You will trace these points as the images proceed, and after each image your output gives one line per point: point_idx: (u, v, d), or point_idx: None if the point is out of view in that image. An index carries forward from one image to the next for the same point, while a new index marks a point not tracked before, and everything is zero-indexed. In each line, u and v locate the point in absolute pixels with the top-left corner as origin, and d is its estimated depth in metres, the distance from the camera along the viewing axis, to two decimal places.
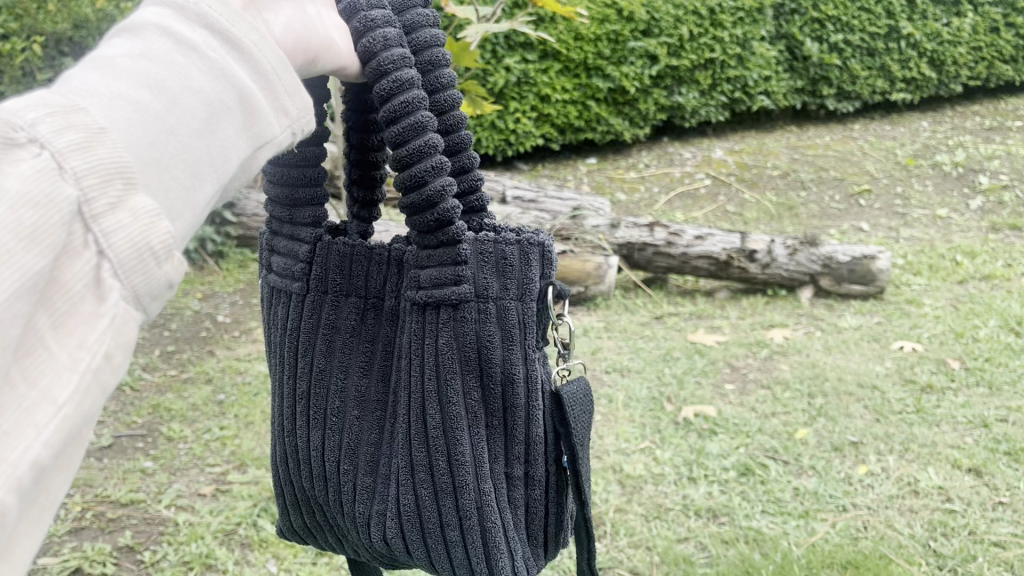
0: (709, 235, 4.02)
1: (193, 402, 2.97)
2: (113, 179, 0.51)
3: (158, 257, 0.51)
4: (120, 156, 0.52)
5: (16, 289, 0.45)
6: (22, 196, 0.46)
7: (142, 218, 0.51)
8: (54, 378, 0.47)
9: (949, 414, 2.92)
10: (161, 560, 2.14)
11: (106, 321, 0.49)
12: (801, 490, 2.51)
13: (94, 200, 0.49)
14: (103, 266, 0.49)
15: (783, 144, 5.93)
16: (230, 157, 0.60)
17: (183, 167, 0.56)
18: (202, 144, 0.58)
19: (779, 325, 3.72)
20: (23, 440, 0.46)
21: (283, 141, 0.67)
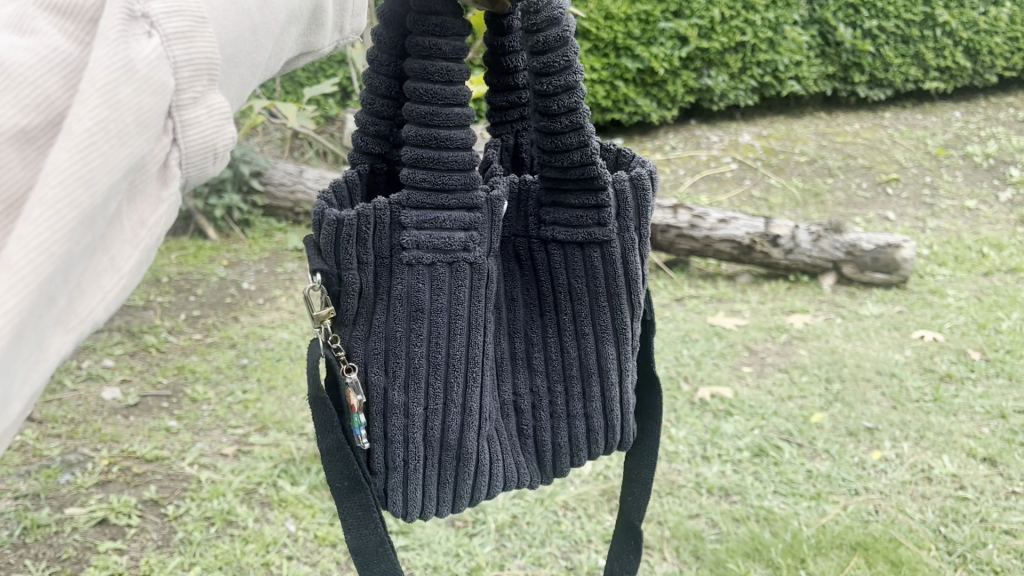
0: (733, 218, 4.02)
1: (217, 365, 3.03)
2: (201, 75, 0.59)
3: (217, 156, 0.62)
4: (210, 51, 0.59)
5: (124, 169, 0.54)
6: (146, 80, 0.54)
7: (214, 119, 0.60)
8: (120, 249, 0.57)
9: (967, 404, 2.92)
10: (184, 514, 2.20)
11: (165, 205, 0.59)
12: (814, 472, 2.53)
13: (184, 90, 0.58)
14: (173, 155, 0.59)
15: (811, 130, 5.88)
16: (286, 53, 0.75)
17: (249, 68, 0.68)
18: (271, 44, 0.70)
19: (800, 311, 3.72)
20: (93, 300, 0.56)
21: (326, 50, 0.84)
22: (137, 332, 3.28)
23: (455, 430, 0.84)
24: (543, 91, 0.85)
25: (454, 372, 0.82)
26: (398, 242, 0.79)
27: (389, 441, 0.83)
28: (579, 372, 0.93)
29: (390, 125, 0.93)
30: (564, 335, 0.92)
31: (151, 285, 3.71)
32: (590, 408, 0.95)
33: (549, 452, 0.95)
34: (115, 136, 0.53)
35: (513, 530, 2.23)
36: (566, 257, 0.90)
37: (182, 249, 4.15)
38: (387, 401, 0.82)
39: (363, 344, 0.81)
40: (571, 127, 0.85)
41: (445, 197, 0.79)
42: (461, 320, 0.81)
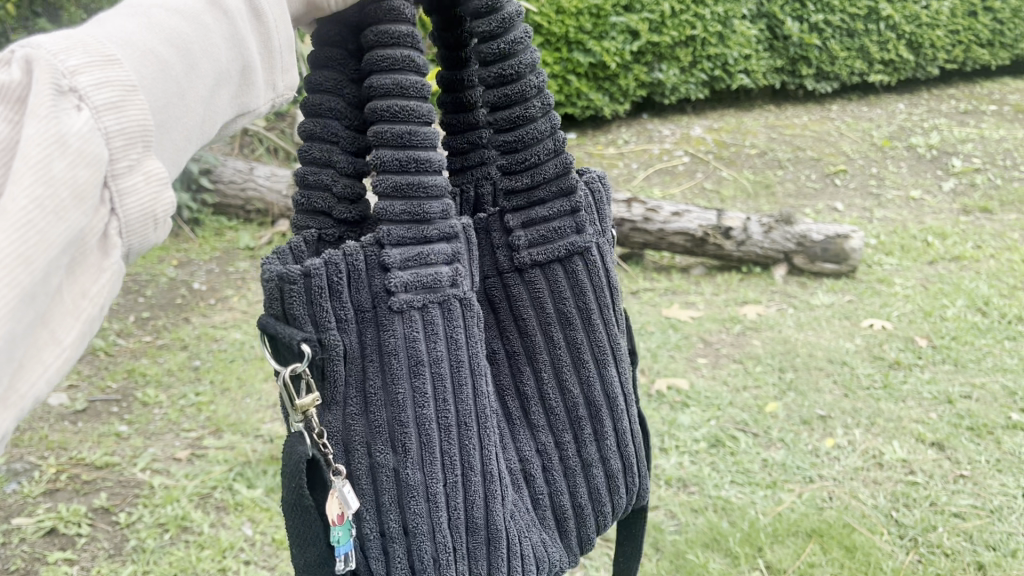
0: (686, 212, 4.06)
1: (169, 367, 2.97)
2: (136, 142, 0.59)
3: (158, 223, 0.61)
4: (143, 118, 0.60)
5: (63, 243, 0.53)
6: (80, 153, 0.55)
7: (151, 186, 0.60)
8: (60, 325, 0.55)
9: (915, 390, 2.99)
10: (136, 522, 2.15)
11: (106, 275, 0.58)
12: (770, 461, 2.56)
13: (118, 160, 0.58)
14: (112, 225, 0.58)
15: (761, 123, 5.96)
16: (216, 120, 0.71)
17: (180, 134, 0.66)
18: (198, 110, 0.68)
19: (753, 302, 3.77)
20: (34, 373, 0.54)
21: (263, 111, 0.78)
22: None
23: (478, 504, 0.84)
24: (492, 85, 0.92)
25: (468, 432, 0.83)
26: (380, 292, 0.79)
27: (413, 533, 0.82)
28: (586, 411, 0.97)
29: (337, 175, 0.86)
30: (564, 379, 0.96)
31: None
32: (602, 451, 0.98)
33: (567, 515, 0.97)
34: (50, 211, 0.53)
35: None
36: (548, 286, 0.94)
37: None
38: (400, 480, 0.82)
39: (361, 421, 0.81)
40: (540, 109, 0.93)
41: (426, 231, 0.81)
42: (464, 377, 0.83)
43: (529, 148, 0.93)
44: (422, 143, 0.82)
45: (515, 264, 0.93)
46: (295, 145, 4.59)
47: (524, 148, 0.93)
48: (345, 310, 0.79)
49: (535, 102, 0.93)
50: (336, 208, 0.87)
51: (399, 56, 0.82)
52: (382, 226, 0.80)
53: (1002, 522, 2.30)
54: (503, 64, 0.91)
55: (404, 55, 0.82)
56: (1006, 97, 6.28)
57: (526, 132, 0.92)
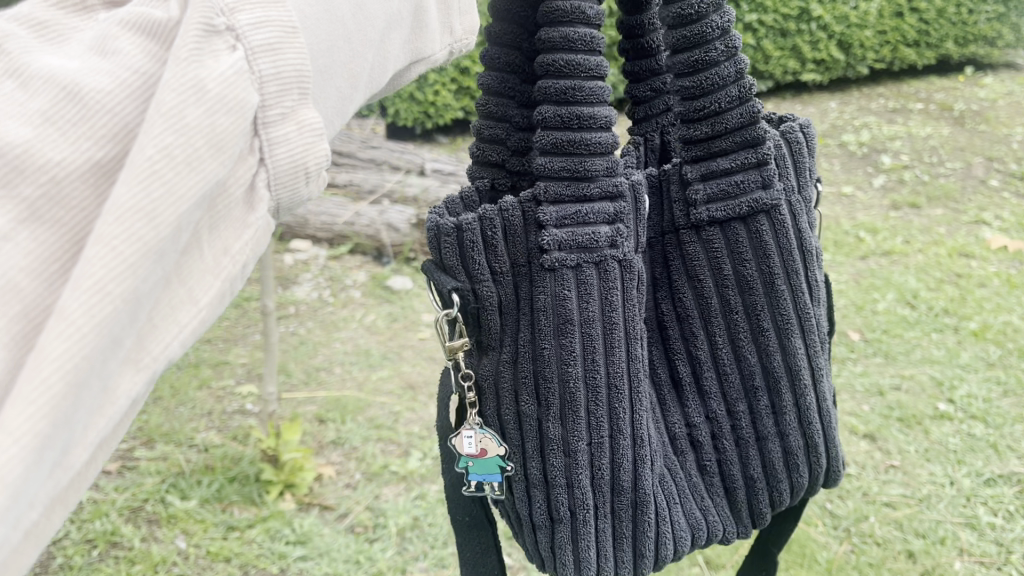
0: None
1: None
2: (291, 88, 0.58)
3: (309, 175, 0.60)
4: (302, 62, 0.58)
5: (200, 194, 0.52)
6: (217, 99, 0.53)
7: (305, 137, 0.59)
8: (198, 280, 0.55)
9: (848, 382, 3.06)
10: (63, 538, 2.08)
11: (249, 231, 0.58)
12: None
13: (270, 106, 0.57)
14: (260, 175, 0.57)
15: None
16: (388, 65, 0.73)
17: (346, 77, 0.67)
18: (369, 54, 0.69)
19: None
20: (168, 334, 0.54)
21: (440, 56, 0.83)
22: None
23: (626, 467, 0.84)
24: (674, 28, 0.87)
25: (616, 396, 0.82)
26: (533, 248, 0.81)
27: (553, 483, 0.84)
28: (764, 382, 0.92)
29: (511, 130, 0.93)
30: (739, 347, 0.91)
31: None
32: (779, 425, 0.93)
33: (736, 486, 0.95)
34: (186, 161, 0.51)
35: (415, 532, 2.21)
36: (726, 247, 0.89)
37: None
38: (543, 434, 0.84)
39: (512, 370, 0.84)
40: (724, 54, 0.86)
41: (589, 190, 0.80)
42: (617, 344, 0.82)
43: (711, 94, 0.86)
44: (588, 99, 0.81)
45: (691, 221, 0.89)
46: None
47: (709, 93, 0.86)
48: (500, 263, 0.81)
49: (716, 45, 0.85)
50: (508, 160, 0.94)
51: (570, 9, 0.81)
52: (541, 181, 0.80)
53: (931, 510, 2.36)
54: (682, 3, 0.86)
55: (572, 9, 0.81)
56: (932, 96, 6.45)
57: (700, 79, 0.86)
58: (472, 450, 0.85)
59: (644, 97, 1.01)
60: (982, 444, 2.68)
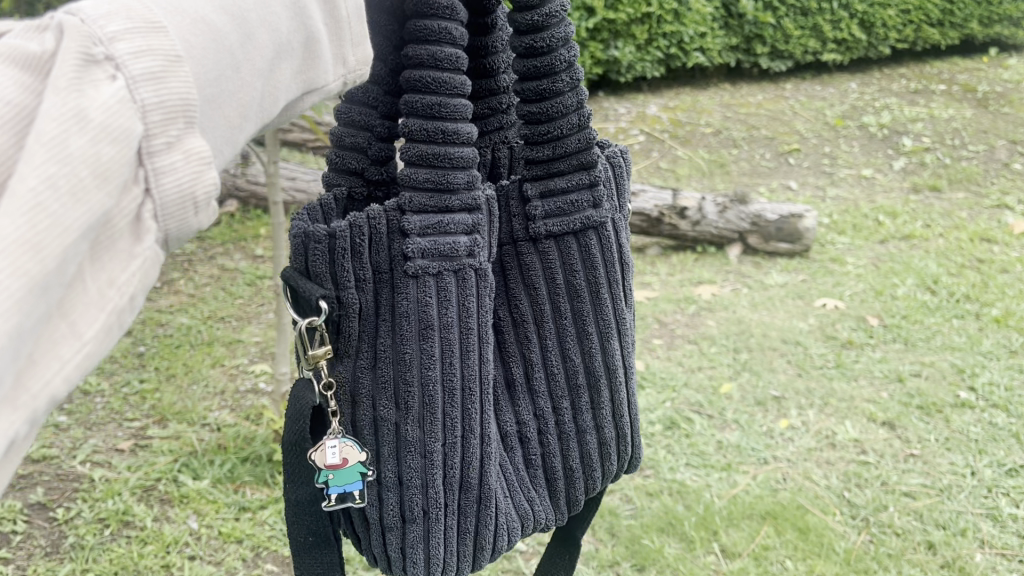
0: (642, 191, 4.03)
1: (111, 354, 2.87)
2: (177, 117, 0.52)
3: (198, 206, 0.54)
4: (187, 91, 0.53)
5: (82, 228, 0.47)
6: (103, 129, 0.48)
7: (194, 165, 0.53)
8: (84, 313, 0.49)
9: (867, 369, 3.02)
10: (75, 517, 2.07)
11: (138, 261, 0.51)
12: (725, 443, 2.56)
13: (155, 136, 0.51)
14: (145, 206, 0.51)
15: (716, 101, 5.97)
16: (279, 97, 0.64)
17: (234, 107, 0.59)
18: (259, 84, 0.61)
19: (708, 282, 3.76)
20: (49, 371, 0.47)
21: (334, 88, 0.70)
22: None
23: (473, 466, 0.85)
24: (522, 55, 0.90)
25: (470, 398, 0.83)
26: (397, 256, 0.80)
27: (405, 483, 0.84)
28: (586, 381, 0.95)
29: (371, 139, 0.91)
30: (566, 348, 0.93)
31: None
32: (598, 421, 0.97)
33: (558, 477, 0.96)
34: (70, 192, 0.46)
35: None
36: (560, 257, 0.91)
37: None
38: (399, 436, 0.83)
39: (370, 376, 0.82)
40: (569, 84, 0.90)
41: (449, 202, 0.81)
42: (472, 345, 0.82)
43: (553, 121, 0.90)
44: (450, 115, 0.81)
45: (529, 234, 0.90)
46: None
47: (553, 120, 0.90)
48: (365, 271, 0.79)
49: (563, 77, 0.90)
50: (368, 169, 0.91)
51: (437, 28, 0.80)
52: (405, 191, 0.80)
53: (951, 500, 2.33)
54: (535, 36, 0.88)
55: (441, 28, 0.81)
56: (956, 77, 6.34)
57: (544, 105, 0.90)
58: (336, 460, 0.80)
59: (480, 113, 1.00)
60: (1004, 433, 2.64)
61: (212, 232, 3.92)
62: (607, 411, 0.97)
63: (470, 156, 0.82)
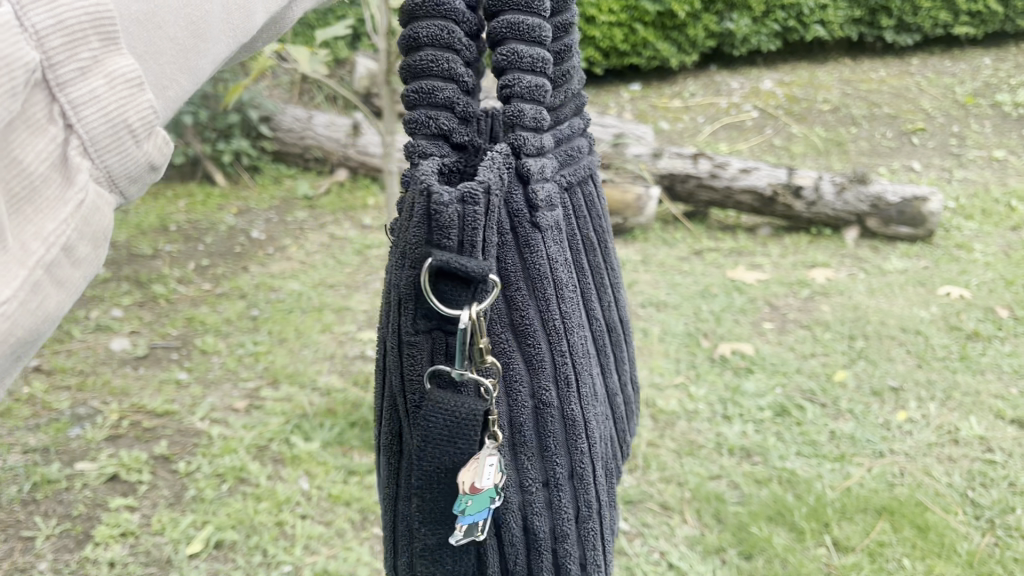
0: (756, 168, 3.92)
1: (227, 316, 2.98)
2: (89, 40, 0.53)
3: (134, 133, 0.56)
4: (99, 15, 0.54)
5: None
6: None
7: (119, 89, 0.55)
8: (7, 263, 0.49)
9: (995, 363, 2.85)
10: (196, 471, 2.16)
11: (70, 204, 0.53)
12: (837, 433, 2.47)
13: (61, 64, 0.52)
14: (72, 142, 0.53)
15: (835, 77, 5.71)
16: (245, 15, 0.70)
17: (182, 33, 0.63)
18: (209, 4, 0.66)
19: (822, 265, 3.62)
20: None
21: None
22: (145, 281, 3.21)
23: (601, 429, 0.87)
24: None
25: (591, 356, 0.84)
26: (523, 210, 0.75)
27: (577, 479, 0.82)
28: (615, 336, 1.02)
29: (461, 92, 0.74)
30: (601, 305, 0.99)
31: (159, 233, 3.62)
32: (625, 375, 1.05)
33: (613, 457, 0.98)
34: None
35: None
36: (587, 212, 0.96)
37: (190, 196, 4.05)
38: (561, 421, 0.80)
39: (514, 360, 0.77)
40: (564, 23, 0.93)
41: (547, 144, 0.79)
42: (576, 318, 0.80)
43: None
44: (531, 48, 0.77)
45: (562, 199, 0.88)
46: (355, 94, 4.56)
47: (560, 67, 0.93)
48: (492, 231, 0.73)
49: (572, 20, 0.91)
50: (457, 130, 0.74)
51: None
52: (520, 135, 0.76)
53: None
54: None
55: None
56: None
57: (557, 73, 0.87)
58: (488, 482, 0.71)
59: None
60: None
61: (323, 201, 4.02)
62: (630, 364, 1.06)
63: (547, 103, 0.80)
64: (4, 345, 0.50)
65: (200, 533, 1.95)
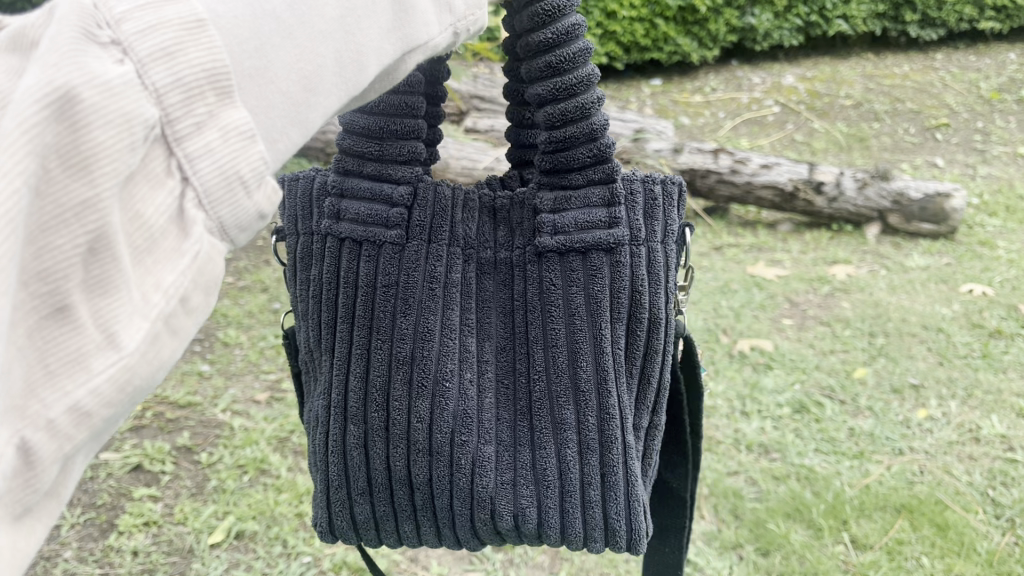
0: (776, 165, 3.92)
1: (249, 309, 3.00)
2: (205, 92, 0.50)
3: (247, 185, 0.52)
4: (215, 64, 0.51)
5: (78, 224, 0.44)
6: (93, 110, 0.45)
7: (232, 142, 0.51)
8: (122, 318, 0.46)
9: (1017, 361, 2.83)
10: (218, 462, 2.19)
11: (188, 257, 0.49)
12: (857, 430, 2.46)
13: (179, 119, 0.49)
14: (190, 194, 0.50)
15: (858, 71, 5.67)
16: (365, 65, 0.62)
17: (296, 82, 0.57)
18: (328, 53, 0.59)
19: (843, 261, 3.60)
20: (72, 382, 0.45)
21: (440, 41, 0.70)
22: None
23: None
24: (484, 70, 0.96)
25: None
26: None
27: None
28: None
29: None
30: None
31: None
32: None
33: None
34: (43, 186, 0.43)
35: None
36: None
37: None
38: None
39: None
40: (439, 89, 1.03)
41: None
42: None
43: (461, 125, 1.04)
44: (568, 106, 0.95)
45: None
46: None
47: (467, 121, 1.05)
48: None
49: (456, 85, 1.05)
50: None
51: None
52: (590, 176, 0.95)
53: None
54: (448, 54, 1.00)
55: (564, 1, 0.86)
56: None
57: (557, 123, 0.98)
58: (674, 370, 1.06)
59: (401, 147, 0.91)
60: None
61: None
62: None
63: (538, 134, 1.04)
64: (102, 409, 0.46)
65: (222, 523, 1.98)
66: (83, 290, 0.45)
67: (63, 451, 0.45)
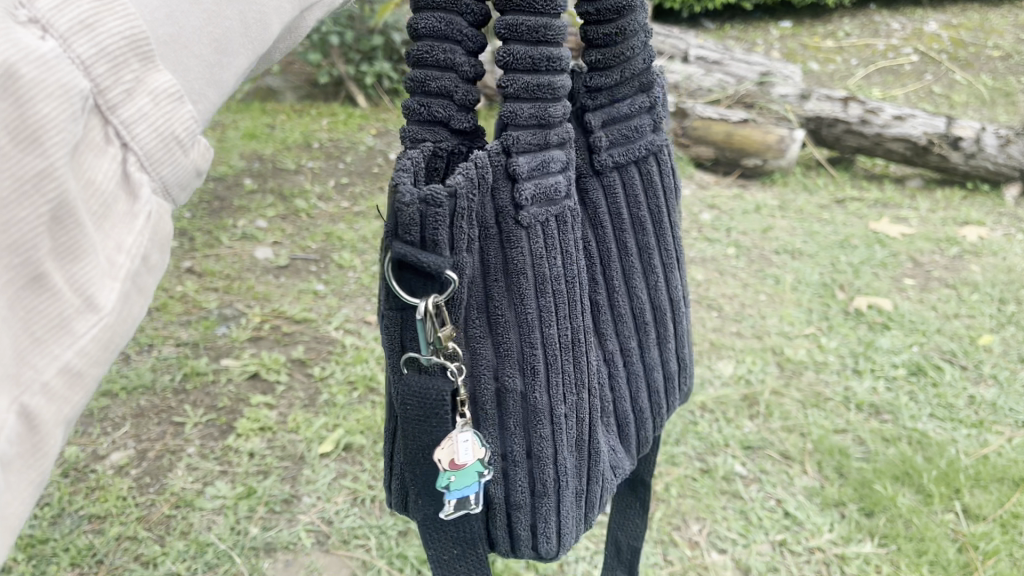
0: (911, 115, 3.68)
1: (363, 234, 3.08)
2: (130, 57, 0.52)
3: (184, 143, 0.56)
4: (132, 27, 0.52)
5: (45, 202, 0.46)
6: (35, 83, 0.45)
7: (164, 105, 0.54)
8: (98, 286, 0.50)
9: None
10: (329, 377, 2.27)
11: (142, 218, 0.53)
12: (977, 399, 2.35)
13: (110, 88, 0.51)
14: (131, 157, 0.52)
15: (1009, 21, 5.26)
16: (270, 25, 0.68)
17: (209, 46, 0.61)
18: (233, 14, 0.64)
19: (975, 223, 3.40)
20: (63, 347, 0.48)
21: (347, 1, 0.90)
22: (288, 194, 3.33)
23: (586, 425, 0.85)
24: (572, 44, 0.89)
25: (579, 348, 0.82)
26: (506, 208, 0.75)
27: (533, 462, 0.82)
28: (661, 316, 0.96)
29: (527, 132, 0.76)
30: (641, 280, 0.94)
31: (302, 149, 3.75)
32: (668, 358, 0.98)
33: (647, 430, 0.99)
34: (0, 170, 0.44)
35: None
36: (626, 188, 0.91)
37: (332, 115, 4.16)
38: (530, 405, 0.80)
39: (487, 346, 0.78)
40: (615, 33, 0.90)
41: (548, 138, 0.77)
42: (579, 293, 0.81)
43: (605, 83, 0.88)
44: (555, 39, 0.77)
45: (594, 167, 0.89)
46: None
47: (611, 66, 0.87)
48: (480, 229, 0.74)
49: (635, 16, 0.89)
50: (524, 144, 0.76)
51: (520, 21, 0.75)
52: (509, 131, 0.76)
53: None
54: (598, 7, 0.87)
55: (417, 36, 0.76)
56: None
57: (523, 97, 0.75)
58: (465, 459, 0.74)
59: None
60: None
61: None
62: (677, 345, 1.00)
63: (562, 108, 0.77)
64: (90, 368, 0.50)
65: (332, 434, 2.06)
66: (55, 259, 0.47)
67: (63, 411, 0.49)
